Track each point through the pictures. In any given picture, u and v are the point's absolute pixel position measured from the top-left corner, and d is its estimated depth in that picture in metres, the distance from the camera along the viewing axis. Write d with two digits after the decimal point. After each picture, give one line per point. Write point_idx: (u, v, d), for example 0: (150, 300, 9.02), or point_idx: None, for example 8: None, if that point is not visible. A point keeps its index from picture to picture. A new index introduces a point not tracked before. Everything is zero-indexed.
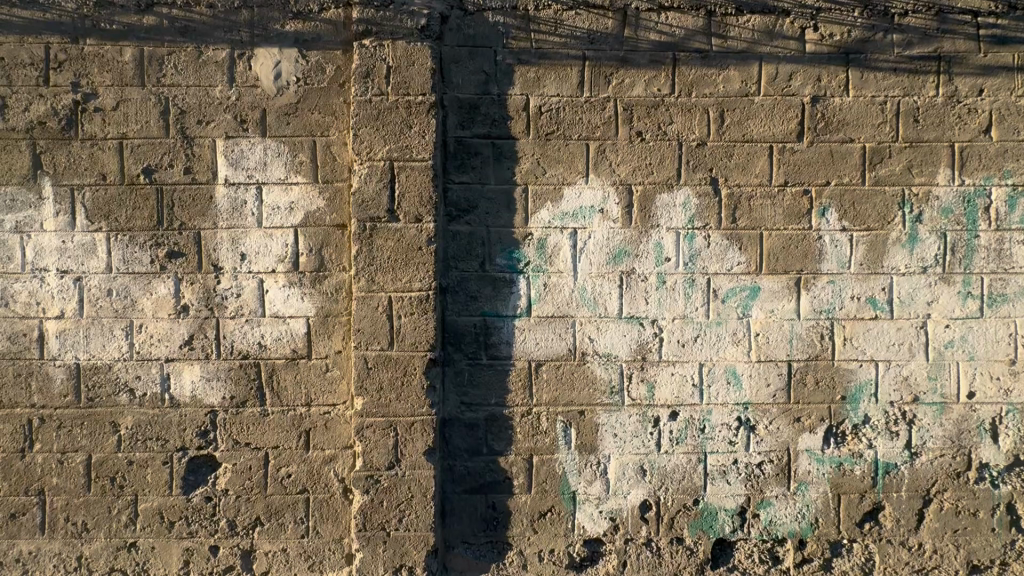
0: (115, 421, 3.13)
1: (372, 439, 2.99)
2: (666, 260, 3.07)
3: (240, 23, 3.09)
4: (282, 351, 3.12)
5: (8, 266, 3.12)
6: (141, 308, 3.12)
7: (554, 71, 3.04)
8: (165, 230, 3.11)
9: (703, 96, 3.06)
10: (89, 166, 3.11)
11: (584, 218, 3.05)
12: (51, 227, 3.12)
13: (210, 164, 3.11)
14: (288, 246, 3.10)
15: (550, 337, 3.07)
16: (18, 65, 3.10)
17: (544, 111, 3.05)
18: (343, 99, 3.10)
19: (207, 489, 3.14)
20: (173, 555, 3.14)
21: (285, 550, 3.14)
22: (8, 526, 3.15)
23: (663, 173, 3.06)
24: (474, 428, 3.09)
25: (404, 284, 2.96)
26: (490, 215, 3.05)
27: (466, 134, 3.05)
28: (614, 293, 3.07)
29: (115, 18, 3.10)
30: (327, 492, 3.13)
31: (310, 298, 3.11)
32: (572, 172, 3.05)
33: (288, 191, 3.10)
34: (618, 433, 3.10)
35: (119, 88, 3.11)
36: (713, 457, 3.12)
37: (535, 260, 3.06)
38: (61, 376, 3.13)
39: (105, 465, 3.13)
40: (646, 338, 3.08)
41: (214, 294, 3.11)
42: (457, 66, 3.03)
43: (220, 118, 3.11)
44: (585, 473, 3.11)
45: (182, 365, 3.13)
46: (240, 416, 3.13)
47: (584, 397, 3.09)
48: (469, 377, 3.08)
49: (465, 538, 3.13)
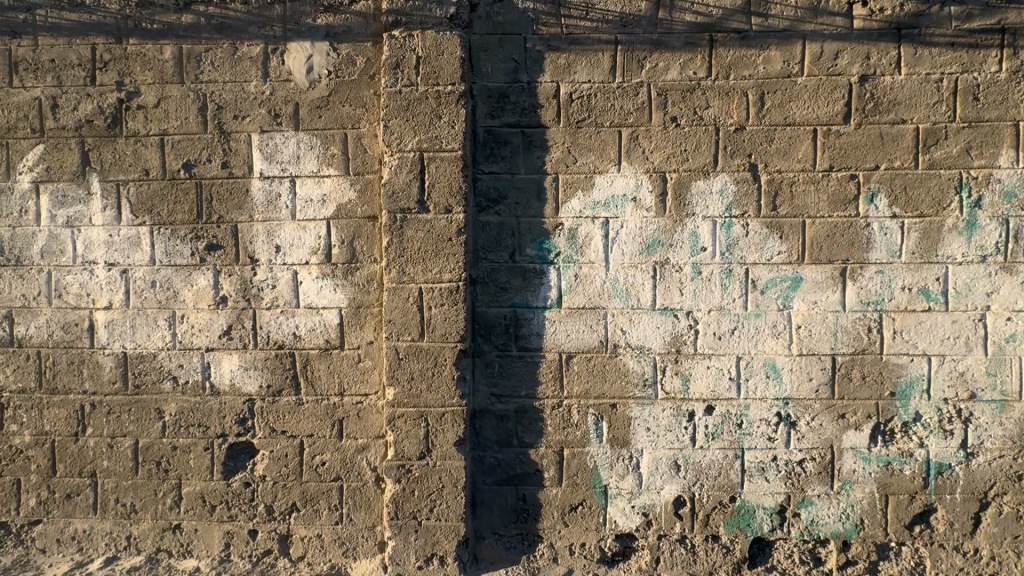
0: (160, 408, 3.26)
1: (403, 429, 3.01)
2: (702, 250, 2.97)
3: (273, 17, 3.14)
4: (316, 341, 3.17)
5: (61, 259, 3.27)
6: (182, 299, 3.22)
7: (585, 57, 2.97)
8: (204, 223, 3.20)
9: (742, 78, 2.94)
10: (134, 161, 3.23)
11: (616, 207, 2.98)
12: (99, 220, 3.25)
13: (246, 158, 3.17)
14: (320, 237, 3.14)
15: (581, 329, 3.02)
16: (68, 66, 3.24)
17: (575, 98, 2.98)
18: (373, 91, 3.11)
19: (246, 475, 3.23)
20: (215, 537, 3.25)
21: (320, 536, 3.21)
22: (64, 505, 3.32)
23: (700, 159, 2.96)
24: (504, 419, 3.08)
25: (435, 274, 2.96)
26: (521, 205, 3.02)
27: (495, 123, 3.01)
28: (647, 284, 2.99)
29: (156, 17, 3.19)
30: (360, 480, 3.17)
31: (343, 289, 3.14)
32: (604, 160, 2.98)
33: (321, 183, 3.14)
34: (651, 427, 3.04)
35: (160, 85, 3.20)
36: (750, 453, 3.02)
37: (566, 250, 3.00)
38: (110, 364, 3.27)
39: (151, 449, 3.27)
40: (681, 330, 2.99)
41: (251, 285, 3.19)
42: (487, 54, 2.99)
43: (255, 113, 3.17)
44: (617, 466, 3.06)
45: (222, 354, 3.22)
46: (276, 405, 3.20)
47: (617, 390, 3.03)
48: (499, 368, 3.06)
49: (496, 529, 3.13)
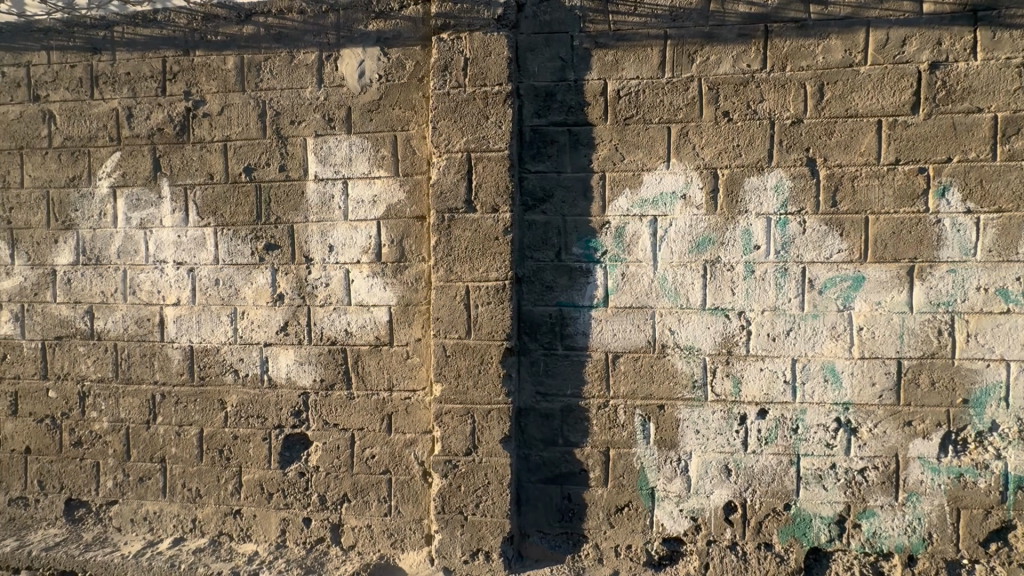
0: (222, 399, 3.44)
1: (450, 425, 3.06)
2: (756, 248, 2.87)
3: (328, 26, 3.26)
4: (367, 337, 3.27)
5: (135, 258, 3.52)
6: (243, 296, 3.40)
7: (634, 53, 2.93)
8: (263, 224, 3.36)
9: (800, 69, 2.82)
10: (200, 166, 3.42)
11: (665, 204, 2.93)
12: (169, 222, 3.47)
13: (302, 161, 3.31)
14: (371, 237, 3.24)
15: (628, 329, 2.98)
16: (142, 78, 3.47)
17: (623, 95, 2.95)
18: (422, 93, 3.18)
19: (301, 465, 3.38)
20: (272, 523, 3.41)
21: (369, 526, 3.31)
22: (137, 487, 3.57)
23: (753, 154, 2.86)
24: (550, 418, 3.08)
25: (482, 273, 2.99)
26: (567, 204, 3.01)
27: (542, 122, 3.01)
28: (697, 283, 2.92)
29: (220, 30, 3.37)
30: (408, 474, 3.25)
31: (392, 287, 3.23)
32: (652, 157, 2.93)
33: (372, 184, 3.24)
34: (700, 430, 2.97)
35: (223, 94, 3.39)
36: (807, 460, 2.90)
37: (613, 248, 2.98)
38: (178, 357, 3.49)
39: (214, 438, 3.46)
40: (733, 331, 2.91)
41: (306, 283, 3.32)
42: (534, 54, 3.00)
43: (310, 117, 3.30)
44: (665, 469, 3.01)
45: (279, 349, 3.37)
46: (329, 398, 3.32)
47: (664, 391, 2.98)
48: (545, 367, 3.07)
49: (540, 527, 3.13)
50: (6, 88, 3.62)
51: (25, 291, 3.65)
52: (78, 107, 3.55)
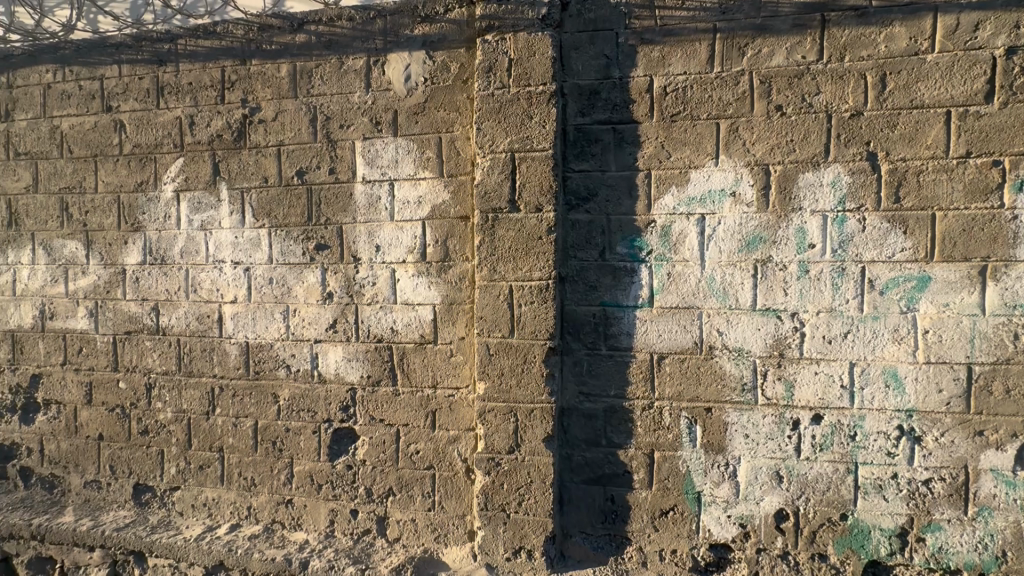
0: (275, 392, 3.60)
1: (493, 423, 3.08)
2: (810, 247, 2.77)
3: (375, 31, 3.35)
4: (412, 335, 3.34)
5: (197, 258, 3.72)
6: (295, 295, 3.54)
7: (681, 48, 2.88)
8: (314, 225, 3.49)
9: (859, 59, 2.70)
10: (255, 170, 3.59)
11: (713, 202, 2.86)
12: (227, 224, 3.65)
13: (350, 164, 3.41)
14: (416, 237, 3.31)
15: (674, 329, 2.93)
16: (203, 87, 3.67)
17: (670, 91, 2.90)
18: (466, 95, 3.23)
19: (349, 458, 3.49)
20: (321, 514, 3.54)
21: (413, 520, 3.39)
22: (198, 475, 3.77)
23: (808, 149, 2.76)
24: (593, 418, 3.06)
25: (525, 272, 3.00)
26: (611, 203, 2.98)
27: (586, 121, 2.99)
28: (747, 283, 2.84)
29: (274, 39, 3.52)
30: (451, 470, 3.31)
31: (436, 286, 3.29)
32: (700, 154, 2.87)
33: (417, 185, 3.31)
34: (749, 434, 2.88)
35: (278, 100, 3.54)
36: (865, 469, 2.77)
37: (658, 247, 2.93)
38: (235, 352, 3.66)
39: (268, 430, 3.62)
40: (785, 333, 2.81)
41: (354, 282, 3.43)
42: (578, 52, 2.99)
43: (358, 121, 3.40)
44: (712, 473, 2.94)
45: (328, 346, 3.49)
46: (376, 394, 3.42)
47: (712, 393, 2.91)
48: (588, 367, 3.05)
49: (583, 527, 3.12)
50: (83, 100, 3.90)
51: (99, 289, 3.92)
52: (146, 116, 3.79)
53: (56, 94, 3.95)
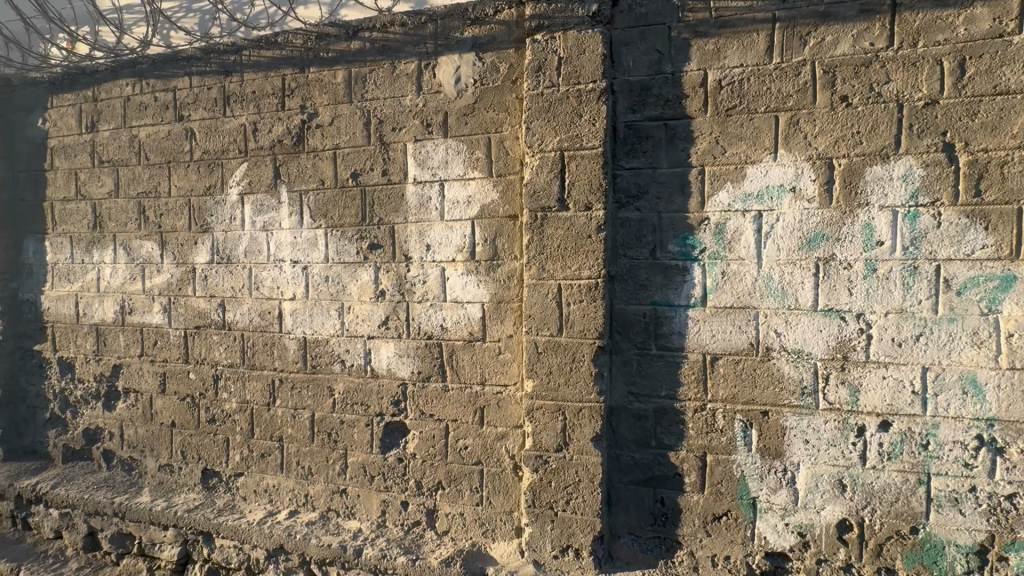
0: (331, 386, 3.75)
1: (541, 421, 3.09)
2: (878, 244, 2.62)
3: (427, 36, 3.43)
4: (461, 333, 3.40)
5: (259, 257, 3.93)
6: (350, 292, 3.67)
7: (737, 40, 2.79)
8: (367, 225, 3.61)
9: (935, 44, 2.54)
10: (313, 173, 3.75)
11: (771, 198, 2.76)
12: (287, 225, 3.83)
13: (402, 165, 3.51)
14: (466, 237, 3.37)
15: (729, 330, 2.85)
16: (265, 95, 3.86)
17: (725, 85, 2.82)
18: (516, 95, 3.26)
19: (400, 451, 3.59)
20: (373, 504, 3.66)
21: (462, 514, 3.45)
22: (259, 462, 3.99)
23: (877, 141, 2.62)
24: (642, 418, 3.02)
25: (574, 271, 2.99)
26: (663, 200, 2.93)
27: (637, 117, 2.95)
28: (808, 282, 2.72)
29: (331, 47, 3.66)
30: (499, 466, 3.35)
31: (485, 285, 3.33)
32: (757, 149, 2.78)
33: (466, 185, 3.36)
34: (809, 439, 2.77)
35: (334, 105, 3.68)
36: (939, 481, 2.61)
37: (712, 246, 2.85)
38: (294, 347, 3.85)
39: (324, 422, 3.78)
40: (850, 335, 2.68)
41: (405, 280, 3.52)
42: (629, 48, 2.95)
43: (410, 124, 3.49)
44: (768, 479, 2.84)
45: (380, 342, 3.61)
46: (426, 390, 3.50)
47: (769, 396, 2.81)
48: (638, 367, 3.01)
49: (632, 529, 3.09)
50: (158, 110, 4.20)
51: (172, 286, 4.21)
52: (214, 124, 4.03)
53: (135, 106, 4.27)
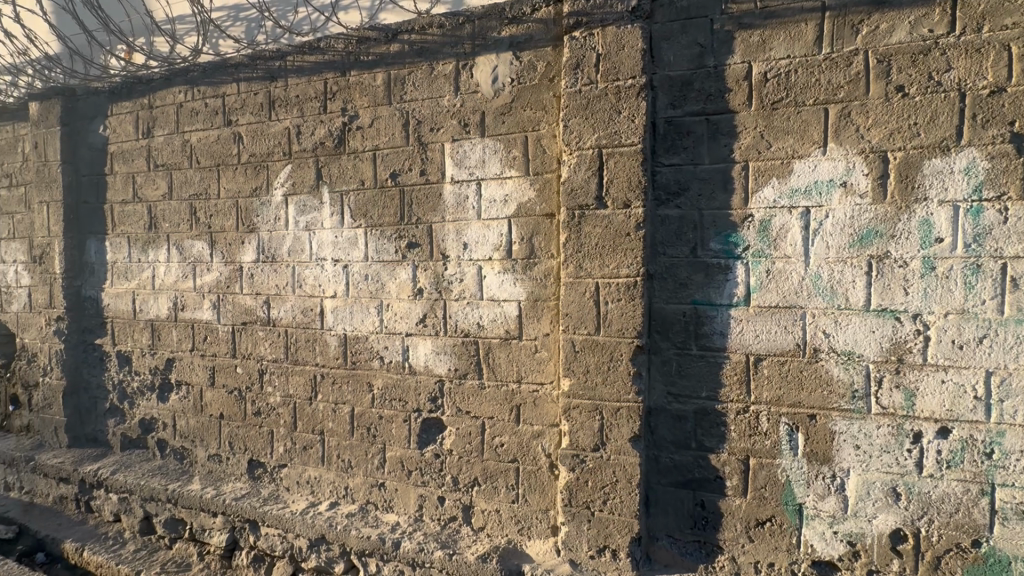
0: (370, 381, 3.84)
1: (578, 420, 3.07)
2: (938, 241, 2.50)
3: (464, 36, 3.47)
4: (497, 331, 3.43)
5: (302, 256, 4.06)
6: (388, 290, 3.75)
7: (784, 31, 2.70)
8: (406, 224, 3.67)
9: (1002, 29, 2.40)
10: (353, 174, 3.84)
11: (820, 194, 2.66)
12: (328, 224, 3.95)
13: (440, 165, 3.56)
14: (502, 235, 3.39)
15: (774, 330, 2.76)
16: (309, 99, 3.98)
17: (771, 77, 2.73)
18: (553, 93, 3.26)
19: (437, 447, 3.65)
20: (411, 498, 3.73)
21: (498, 511, 3.48)
22: (302, 454, 4.12)
23: (936, 132, 2.49)
24: (682, 420, 2.96)
25: (612, 269, 2.95)
26: (704, 197, 2.86)
27: (677, 112, 2.90)
28: (860, 281, 2.61)
29: (371, 50, 3.75)
30: (535, 464, 3.36)
31: (522, 283, 3.34)
32: (805, 143, 2.68)
33: (503, 184, 3.38)
34: (860, 445, 2.66)
35: (374, 108, 3.76)
36: (1004, 492, 2.47)
37: (756, 243, 2.77)
38: (335, 343, 3.95)
39: (363, 416, 3.87)
40: (905, 336, 2.56)
41: (442, 278, 3.57)
42: (669, 42, 2.90)
43: (448, 124, 3.53)
44: (816, 485, 2.76)
45: (418, 339, 3.67)
46: (462, 386, 3.54)
47: (817, 399, 2.72)
48: (677, 367, 2.96)
49: (670, 531, 3.04)
50: (208, 115, 4.39)
51: (221, 283, 4.40)
52: (260, 128, 4.18)
53: (187, 112, 4.48)
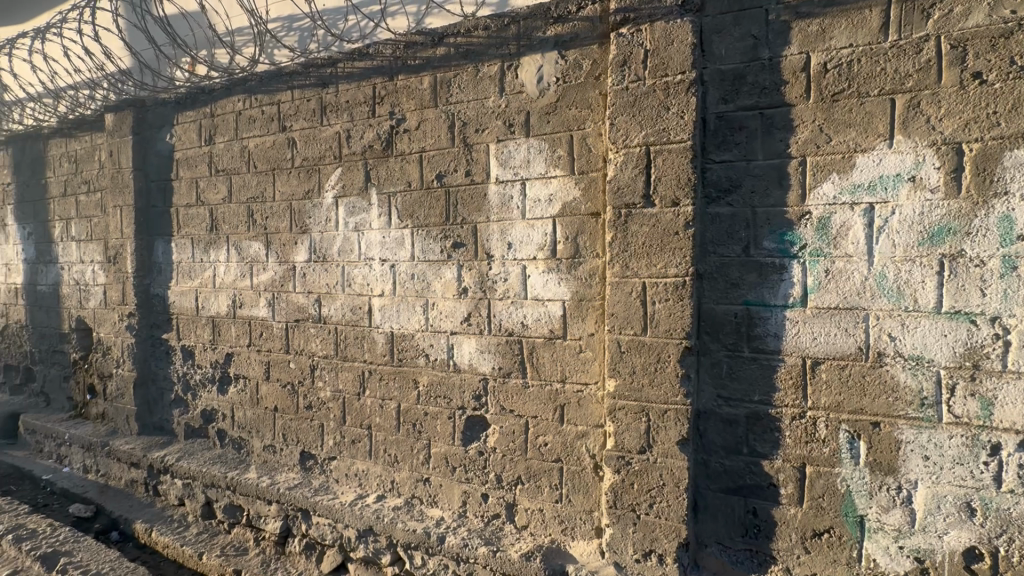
0: (416, 378, 3.93)
1: (624, 421, 3.03)
2: (1019, 239, 2.33)
3: (509, 37, 3.49)
4: (541, 330, 3.43)
5: (351, 256, 4.19)
6: (434, 289, 3.82)
7: (845, 18, 2.58)
8: (451, 224, 3.73)
9: None
10: (400, 175, 3.94)
11: (886, 189, 2.52)
12: (376, 225, 4.06)
13: (485, 166, 3.60)
14: (547, 235, 3.39)
15: (834, 333, 2.64)
16: (358, 104, 4.11)
17: (831, 68, 2.61)
18: (599, 91, 3.23)
19: (481, 444, 3.69)
20: (455, 494, 3.79)
21: (541, 510, 3.48)
22: (351, 448, 4.26)
23: (1018, 122, 2.33)
24: (733, 424, 2.88)
25: (660, 268, 2.90)
26: (758, 194, 2.77)
27: (729, 107, 2.82)
28: (930, 282, 2.46)
29: (418, 54, 3.83)
30: (579, 465, 3.35)
31: (566, 283, 3.34)
32: (869, 136, 2.55)
33: (548, 184, 3.38)
34: (930, 456, 2.51)
35: (420, 110, 3.85)
36: None
37: (814, 242, 2.66)
38: (382, 340, 4.07)
39: (409, 413, 3.97)
40: (982, 341, 2.40)
41: (487, 278, 3.61)
42: (721, 35, 2.82)
43: (492, 124, 3.56)
44: (879, 496, 2.62)
45: (462, 338, 3.73)
46: (506, 385, 3.57)
47: (880, 406, 2.58)
48: (728, 369, 2.87)
49: (720, 539, 2.96)
50: (265, 122, 4.61)
51: (276, 282, 4.61)
52: (312, 133, 4.36)
53: (245, 119, 4.72)
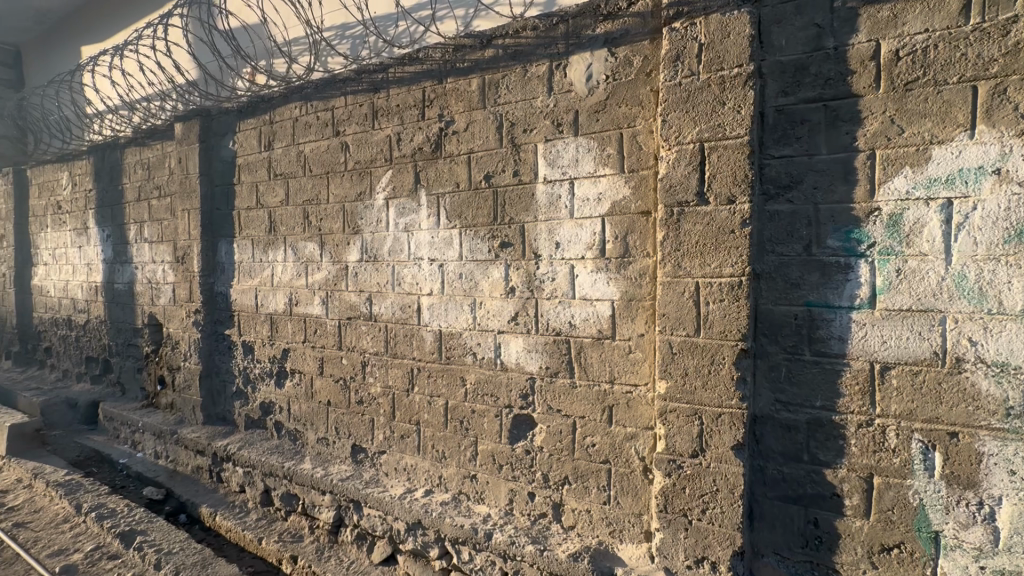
0: (463, 376, 3.99)
1: (675, 424, 2.96)
2: None
3: (558, 36, 3.49)
4: (589, 330, 3.41)
5: (401, 256, 4.30)
6: (481, 288, 3.87)
7: (920, 2, 2.43)
8: (499, 224, 3.77)
9: None
10: (449, 177, 4.01)
11: (967, 183, 2.35)
12: (425, 225, 4.15)
13: (532, 166, 3.61)
14: (595, 234, 3.36)
15: (906, 336, 2.49)
16: (408, 107, 4.22)
17: (904, 55, 2.46)
18: (650, 88, 3.18)
19: (527, 443, 3.71)
20: (501, 491, 3.83)
21: (589, 511, 3.46)
22: (400, 442, 4.38)
23: None
24: (792, 430, 2.76)
25: (714, 268, 2.81)
26: (821, 190, 2.64)
27: (790, 100, 2.70)
28: (1017, 283, 2.29)
29: (467, 56, 3.89)
30: (628, 466, 3.31)
31: (615, 282, 3.30)
32: (946, 126, 2.39)
33: (597, 183, 3.36)
34: (1017, 470, 2.33)
35: (468, 112, 3.90)
36: None
37: (884, 240, 2.51)
38: (430, 338, 4.15)
39: (457, 410, 4.03)
40: None
41: (534, 277, 3.62)
42: (781, 26, 2.71)
43: (541, 124, 3.57)
44: (957, 512, 2.45)
45: (509, 337, 3.75)
46: (553, 385, 3.57)
47: (959, 415, 2.41)
48: (787, 373, 2.76)
49: (778, 548, 2.85)
50: (320, 128, 4.81)
51: (329, 281, 4.79)
52: (364, 136, 4.50)
53: (301, 125, 4.94)
